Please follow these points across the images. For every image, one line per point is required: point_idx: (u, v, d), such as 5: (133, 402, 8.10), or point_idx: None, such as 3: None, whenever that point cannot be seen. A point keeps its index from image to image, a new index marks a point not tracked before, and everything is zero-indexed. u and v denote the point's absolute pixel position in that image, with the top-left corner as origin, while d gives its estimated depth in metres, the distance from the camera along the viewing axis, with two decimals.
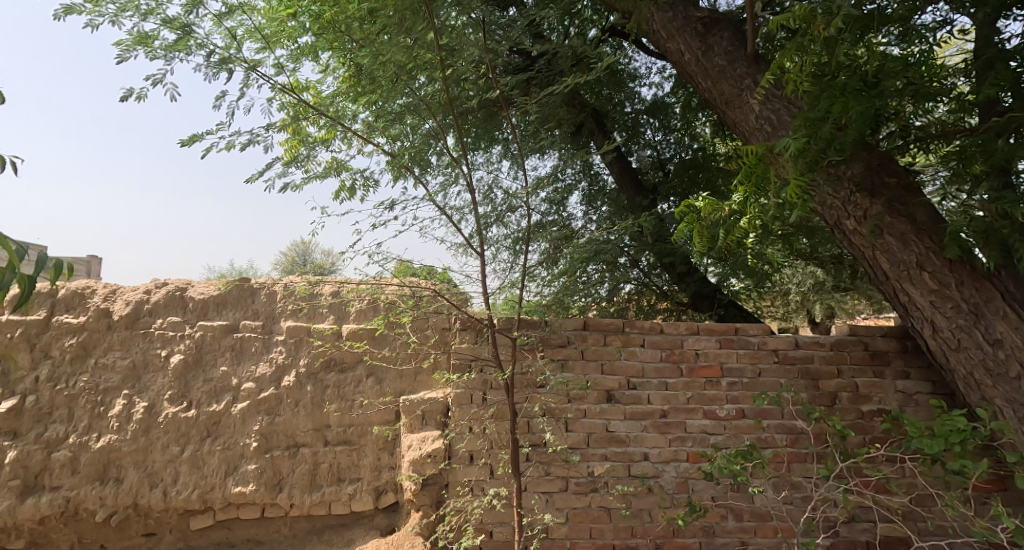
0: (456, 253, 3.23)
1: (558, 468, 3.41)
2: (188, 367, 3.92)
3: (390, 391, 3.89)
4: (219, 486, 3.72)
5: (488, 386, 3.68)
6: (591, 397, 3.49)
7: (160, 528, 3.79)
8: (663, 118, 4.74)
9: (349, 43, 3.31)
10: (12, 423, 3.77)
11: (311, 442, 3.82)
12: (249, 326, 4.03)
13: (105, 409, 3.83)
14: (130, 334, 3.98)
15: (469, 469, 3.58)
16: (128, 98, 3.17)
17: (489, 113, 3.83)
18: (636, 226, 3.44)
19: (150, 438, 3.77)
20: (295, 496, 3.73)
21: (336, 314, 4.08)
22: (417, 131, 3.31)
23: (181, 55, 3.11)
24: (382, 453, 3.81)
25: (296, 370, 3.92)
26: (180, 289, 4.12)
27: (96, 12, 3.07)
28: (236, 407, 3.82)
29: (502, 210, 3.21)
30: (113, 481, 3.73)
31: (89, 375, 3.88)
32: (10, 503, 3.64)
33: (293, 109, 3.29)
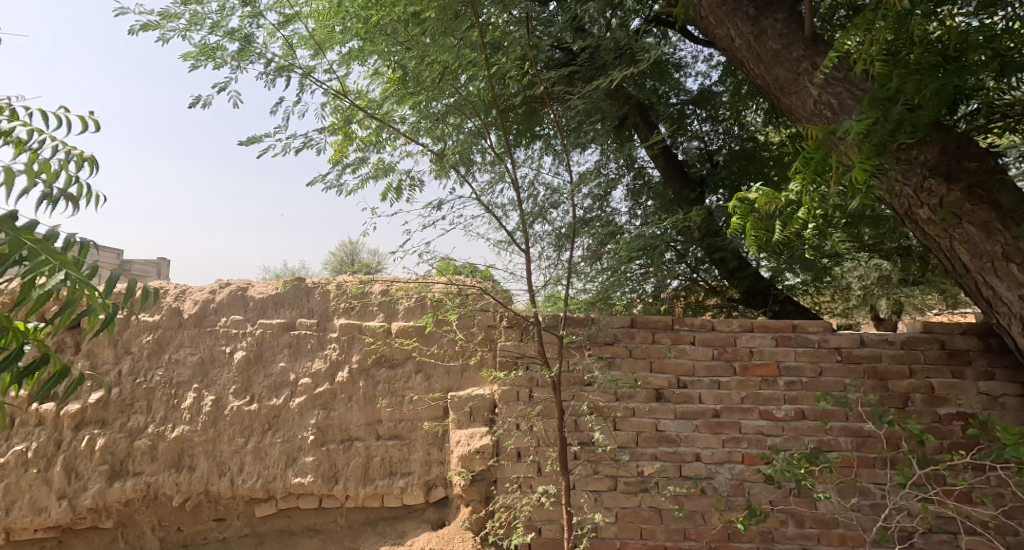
0: (499, 250, 3.20)
1: (607, 467, 3.37)
2: (250, 363, 4.02)
3: (439, 388, 3.92)
4: (280, 477, 3.80)
5: (534, 383, 3.63)
6: (639, 396, 3.44)
7: (229, 513, 3.90)
8: (711, 109, 4.62)
9: (393, 46, 3.28)
10: (101, 413, 3.92)
11: (365, 436, 3.87)
12: (305, 324, 4.11)
13: (179, 401, 3.95)
14: (198, 331, 4.11)
15: (517, 466, 3.56)
16: (195, 106, 3.25)
17: (530, 110, 3.77)
18: (685, 221, 3.33)
19: (218, 429, 3.87)
20: (350, 488, 3.79)
21: (386, 312, 4.14)
22: (459, 130, 3.27)
23: (243, 64, 3.18)
24: (432, 448, 3.84)
25: (349, 366, 3.98)
26: (241, 288, 4.24)
27: (165, 23, 3.15)
28: (294, 401, 3.90)
29: (546, 206, 3.14)
30: (187, 468, 3.85)
31: (164, 369, 4.01)
32: (99, 486, 3.79)
33: (343, 112, 3.33)
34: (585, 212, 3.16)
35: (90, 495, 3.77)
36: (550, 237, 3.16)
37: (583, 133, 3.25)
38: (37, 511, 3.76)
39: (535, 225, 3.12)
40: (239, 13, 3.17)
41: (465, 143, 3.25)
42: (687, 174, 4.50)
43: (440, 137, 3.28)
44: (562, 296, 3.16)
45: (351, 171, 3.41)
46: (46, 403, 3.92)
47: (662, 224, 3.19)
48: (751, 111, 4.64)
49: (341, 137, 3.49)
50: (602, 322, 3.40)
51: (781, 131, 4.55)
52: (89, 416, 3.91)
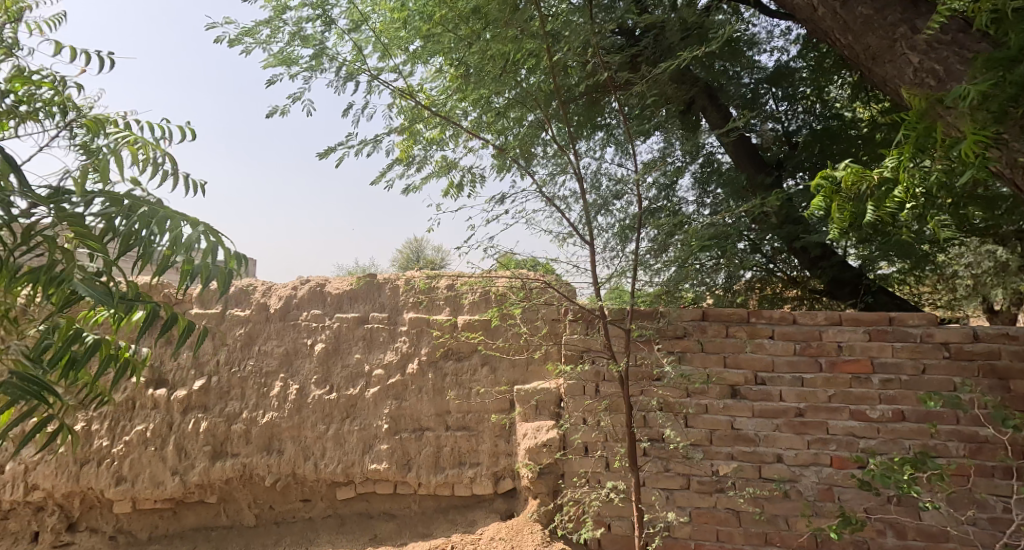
0: (562, 243, 3.16)
1: (679, 465, 3.30)
2: (329, 355, 4.19)
3: (505, 381, 3.94)
4: (357, 463, 3.93)
5: (601, 377, 3.49)
6: (713, 392, 3.33)
7: (314, 495, 4.07)
8: (788, 86, 4.39)
9: (454, 40, 3.28)
10: (204, 398, 4.17)
11: (435, 426, 3.94)
12: (377, 318, 4.24)
13: (268, 389, 4.15)
14: (283, 324, 4.32)
15: (584, 461, 3.48)
16: (273, 115, 3.33)
17: (591, 101, 3.55)
18: (761, 209, 3.14)
19: (302, 416, 4.05)
20: (422, 476, 3.87)
21: (452, 307, 4.21)
22: (521, 123, 3.26)
23: (316, 72, 3.23)
24: (500, 440, 3.84)
25: (419, 358, 4.07)
26: (320, 284, 4.42)
27: (248, 36, 3.24)
28: (369, 391, 4.03)
29: (610, 197, 3.07)
30: (276, 452, 4.03)
31: (255, 359, 4.24)
32: (204, 464, 4.02)
33: (410, 112, 3.36)
34: (651, 203, 3.06)
35: (198, 472, 4.02)
36: (615, 229, 3.11)
37: (647, 120, 3.15)
38: (154, 484, 4.04)
39: (598, 218, 3.07)
40: (312, 22, 3.23)
41: (528, 136, 3.21)
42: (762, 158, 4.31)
43: (501, 132, 3.31)
44: (628, 290, 3.05)
45: (416, 170, 3.43)
46: (160, 388, 4.23)
47: (733, 211, 3.01)
48: (835, 87, 4.47)
49: (404, 136, 3.45)
50: (672, 316, 3.27)
51: (871, 106, 4.35)
52: (193, 401, 4.17)
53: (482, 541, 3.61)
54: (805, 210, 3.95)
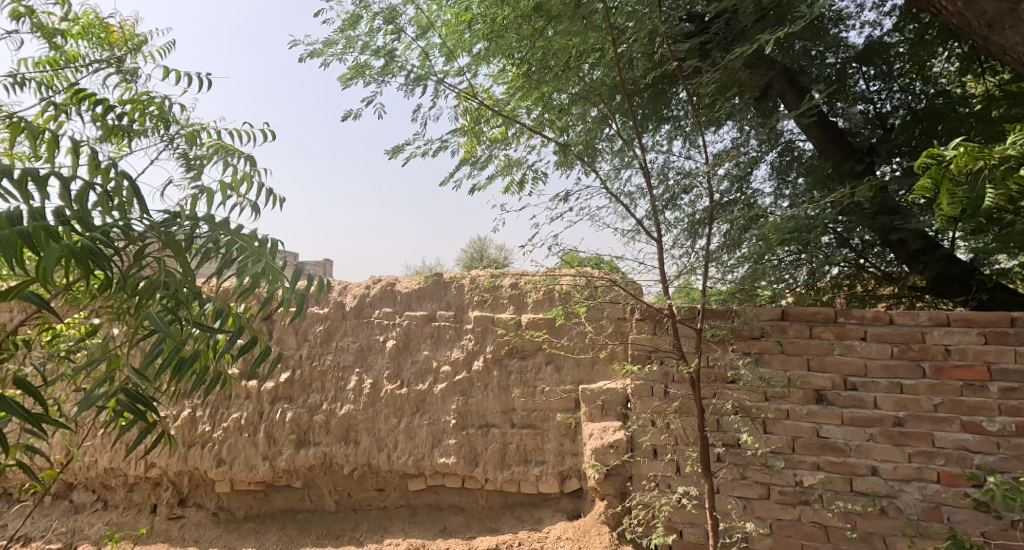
0: (627, 239, 3.07)
1: (758, 473, 3.17)
2: (400, 350, 4.33)
3: (570, 380, 3.95)
4: (427, 456, 4.08)
5: (670, 378, 3.34)
6: (796, 396, 3.16)
7: (388, 485, 4.25)
8: (883, 64, 3.81)
9: (519, 40, 3.28)
10: (290, 390, 4.39)
11: (500, 423, 4.04)
12: (443, 316, 4.33)
13: (345, 383, 4.34)
14: (359, 321, 4.48)
15: (653, 464, 3.37)
16: (348, 119, 3.35)
17: (657, 91, 3.38)
18: (850, 198, 2.88)
19: (376, 409, 4.22)
20: (489, 472, 3.99)
21: (516, 305, 4.20)
22: (584, 119, 3.17)
23: (388, 79, 3.22)
24: (565, 439, 3.91)
25: (483, 355, 4.14)
26: (390, 283, 4.55)
27: (327, 50, 3.28)
28: (437, 387, 4.15)
29: (677, 192, 2.95)
30: (354, 442, 4.22)
31: (333, 354, 4.42)
32: (290, 451, 4.27)
33: (471, 112, 3.36)
34: (722, 197, 2.90)
35: (284, 458, 4.26)
36: (684, 225, 2.99)
37: (719, 108, 2.95)
38: (249, 467, 4.33)
39: (665, 213, 2.97)
40: (384, 31, 3.26)
41: (592, 130, 3.15)
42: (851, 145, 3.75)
43: (564, 129, 3.27)
44: (698, 289, 2.88)
45: (479, 169, 3.40)
46: (252, 380, 4.46)
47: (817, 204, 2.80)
48: (939, 60, 3.89)
49: (469, 136, 3.44)
50: (746, 314, 3.12)
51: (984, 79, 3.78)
52: (280, 393, 4.39)
53: (550, 540, 3.70)
54: (905, 198, 3.50)
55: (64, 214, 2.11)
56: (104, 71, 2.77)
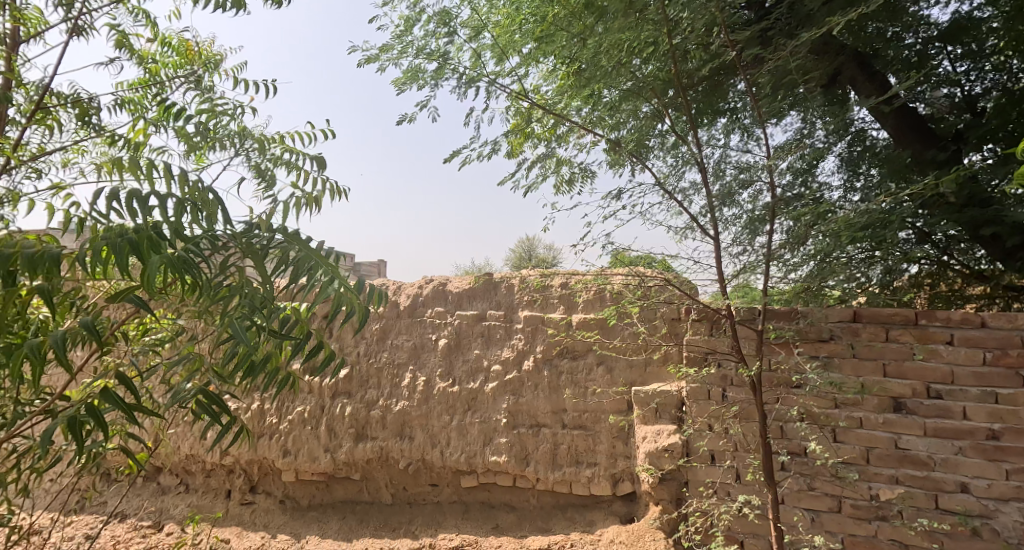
0: (681, 237, 2.98)
1: (827, 484, 3.04)
2: (452, 349, 4.32)
3: (622, 382, 3.87)
4: (478, 454, 4.07)
5: (727, 381, 3.24)
6: (870, 404, 3.00)
7: (441, 481, 4.27)
8: (974, 40, 3.22)
9: (568, 38, 3.22)
10: (348, 386, 4.44)
11: (551, 423, 4.00)
12: (494, 316, 4.30)
13: (400, 380, 4.36)
14: (412, 320, 4.49)
15: (712, 470, 3.27)
16: (403, 123, 3.39)
17: (712, 84, 3.19)
18: (932, 189, 2.66)
19: (429, 407, 4.23)
20: (540, 471, 3.96)
21: (566, 305, 4.14)
22: (635, 115, 3.05)
23: (442, 82, 3.23)
24: (618, 441, 3.85)
25: (534, 355, 4.10)
26: (442, 283, 4.54)
27: (383, 54, 3.30)
28: (488, 386, 4.13)
29: (735, 188, 2.83)
30: (408, 438, 4.24)
31: (388, 352, 4.44)
32: (349, 445, 4.32)
33: (521, 112, 3.35)
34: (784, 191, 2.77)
35: (344, 451, 4.32)
36: (742, 222, 2.87)
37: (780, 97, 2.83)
38: (311, 458, 4.39)
39: (721, 210, 2.85)
40: (437, 35, 3.28)
41: (643, 128, 3.07)
42: (931, 131, 3.30)
43: (614, 127, 3.13)
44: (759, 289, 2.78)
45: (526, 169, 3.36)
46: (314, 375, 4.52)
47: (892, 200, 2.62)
48: None
49: (518, 135, 3.45)
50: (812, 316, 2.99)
51: None
52: (339, 388, 4.45)
53: (603, 543, 3.66)
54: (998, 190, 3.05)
55: (160, 223, 2.22)
56: (184, 87, 2.94)
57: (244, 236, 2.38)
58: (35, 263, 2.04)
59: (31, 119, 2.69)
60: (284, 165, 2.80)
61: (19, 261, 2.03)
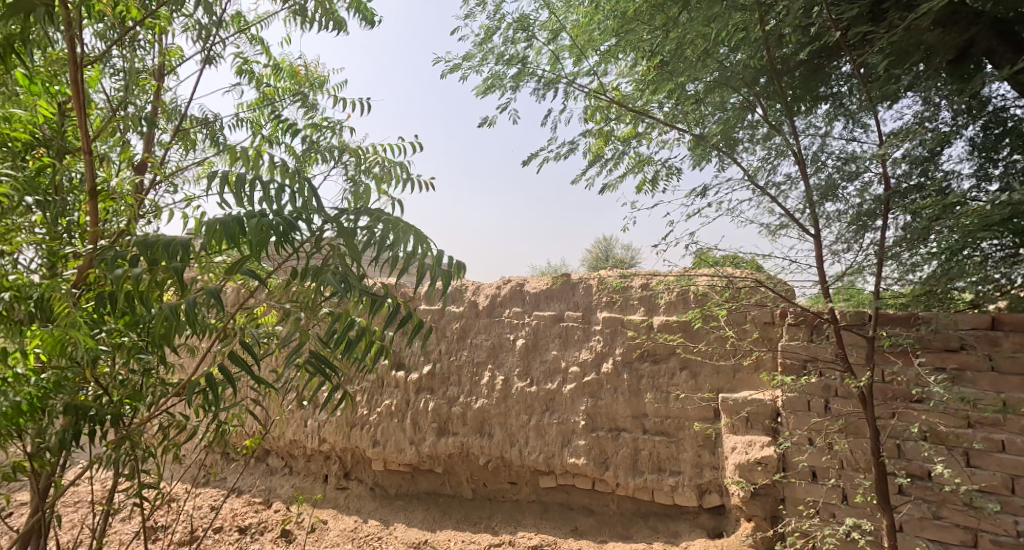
0: (776, 235, 2.77)
1: (955, 513, 2.75)
2: (529, 349, 4.25)
3: (708, 388, 3.67)
4: (557, 454, 4.00)
5: (832, 392, 2.97)
6: (1013, 425, 2.68)
7: (520, 479, 4.23)
8: None
9: (649, 34, 3.03)
10: (431, 382, 4.47)
11: (631, 428, 3.87)
12: (571, 316, 4.18)
13: (479, 378, 4.34)
14: (491, 320, 4.44)
15: (813, 488, 3.01)
16: (486, 127, 3.32)
17: (812, 66, 2.81)
18: None
19: (507, 406, 4.19)
20: (620, 476, 3.83)
21: (647, 306, 3.98)
22: (723, 108, 2.90)
23: (521, 86, 3.16)
24: (704, 451, 3.66)
25: (613, 357, 3.97)
26: (520, 283, 4.44)
27: (466, 62, 3.24)
28: (566, 388, 4.04)
29: (838, 180, 2.57)
30: (488, 435, 4.22)
31: (468, 350, 4.43)
32: (431, 439, 4.35)
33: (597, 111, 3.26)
34: (899, 183, 2.46)
35: (428, 444, 4.35)
36: (848, 216, 2.58)
37: (893, 81, 2.51)
38: (398, 449, 4.44)
39: (822, 205, 2.59)
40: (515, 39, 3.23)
41: (730, 120, 2.87)
42: None
43: (699, 121, 2.98)
44: (867, 291, 2.56)
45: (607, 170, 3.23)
46: (400, 370, 4.57)
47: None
48: None
49: (598, 136, 3.32)
50: (936, 322, 2.71)
51: None
52: (423, 384, 4.48)
53: None
54: None
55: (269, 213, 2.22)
56: (297, 106, 3.06)
57: (337, 219, 2.27)
58: (173, 251, 2.10)
59: (173, 140, 2.85)
60: (368, 173, 2.76)
61: (155, 245, 2.10)
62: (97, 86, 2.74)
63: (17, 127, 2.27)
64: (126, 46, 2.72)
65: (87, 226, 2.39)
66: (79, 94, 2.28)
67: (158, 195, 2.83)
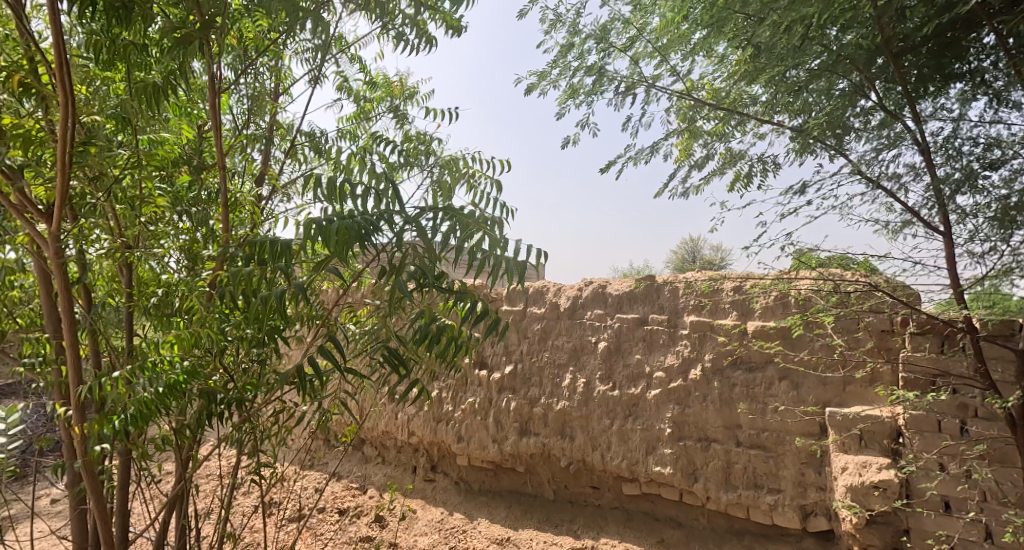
0: (895, 234, 2.47)
1: None
2: (611, 352, 4.05)
3: (813, 402, 3.36)
4: (642, 462, 3.82)
5: (968, 411, 2.66)
6: None
7: (603, 484, 4.07)
8: None
9: (744, 20, 2.69)
10: (513, 381, 4.35)
11: (723, 439, 3.62)
12: (656, 320, 3.94)
13: (560, 380, 4.19)
14: (571, 322, 4.26)
15: (943, 520, 2.73)
16: (566, 146, 2.93)
17: (944, 41, 2.45)
18: None
19: (589, 409, 4.03)
20: (711, 490, 3.61)
21: (740, 310, 3.68)
22: (830, 94, 2.61)
23: (599, 95, 2.98)
24: (807, 469, 3.37)
25: (703, 364, 3.72)
26: (602, 285, 4.24)
27: (541, 79, 3.03)
28: (651, 393, 3.83)
29: (977, 170, 2.26)
30: (569, 438, 4.09)
31: (549, 352, 4.27)
32: (512, 439, 4.25)
33: (686, 110, 2.97)
34: None
35: (510, 443, 4.26)
36: (990, 211, 2.25)
37: None
38: (481, 447, 4.37)
39: (957, 199, 2.28)
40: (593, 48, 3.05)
41: (837, 110, 2.59)
42: None
43: (801, 111, 2.70)
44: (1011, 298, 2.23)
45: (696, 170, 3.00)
46: (482, 369, 4.50)
47: None
48: None
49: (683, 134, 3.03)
50: None
51: None
52: (505, 383, 4.38)
53: None
54: None
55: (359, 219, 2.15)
56: (390, 119, 3.02)
57: (416, 217, 2.14)
58: (275, 251, 2.11)
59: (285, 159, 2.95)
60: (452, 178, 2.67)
61: (263, 247, 2.13)
62: (225, 109, 2.87)
63: (169, 148, 2.40)
64: (248, 73, 2.79)
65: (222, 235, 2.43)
66: (215, 115, 2.38)
67: (273, 205, 2.90)
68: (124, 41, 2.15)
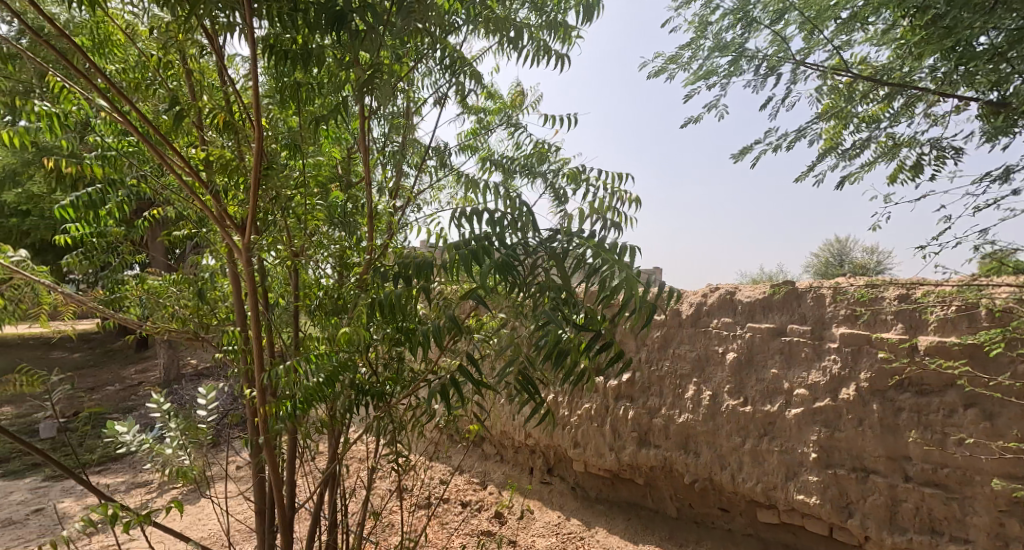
0: None
1: None
2: (742, 365, 3.55)
3: (1017, 437, 2.76)
4: (781, 488, 3.32)
5: None
6: None
7: (733, 507, 3.60)
8: None
9: None
10: (631, 389, 3.96)
11: (886, 471, 3.06)
12: (797, 331, 3.40)
13: (682, 390, 3.75)
14: (695, 330, 3.79)
15: None
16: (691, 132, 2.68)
17: None
18: None
19: (716, 425, 3.56)
20: (869, 528, 3.06)
21: (908, 323, 3.09)
22: None
23: (737, 73, 2.59)
24: (1006, 518, 2.77)
25: (858, 383, 3.16)
26: (730, 289, 3.74)
27: (671, 63, 2.69)
28: (791, 412, 3.31)
29: None
30: (694, 455, 3.65)
31: (671, 361, 3.84)
32: (632, 450, 3.89)
33: (838, 92, 2.47)
34: None
35: (628, 453, 3.90)
36: None
37: None
38: (599, 454, 4.05)
39: None
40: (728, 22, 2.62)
41: None
42: None
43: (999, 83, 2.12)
44: None
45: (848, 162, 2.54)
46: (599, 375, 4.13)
47: None
48: None
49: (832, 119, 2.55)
50: None
51: None
52: (623, 391, 3.99)
53: None
54: None
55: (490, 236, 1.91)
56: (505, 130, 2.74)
57: (547, 240, 1.93)
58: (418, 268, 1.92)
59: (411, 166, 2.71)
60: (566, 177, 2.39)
61: (408, 264, 1.96)
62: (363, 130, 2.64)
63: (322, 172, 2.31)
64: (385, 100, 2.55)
65: (367, 242, 2.30)
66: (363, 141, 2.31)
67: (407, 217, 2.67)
68: (292, 79, 2.07)
